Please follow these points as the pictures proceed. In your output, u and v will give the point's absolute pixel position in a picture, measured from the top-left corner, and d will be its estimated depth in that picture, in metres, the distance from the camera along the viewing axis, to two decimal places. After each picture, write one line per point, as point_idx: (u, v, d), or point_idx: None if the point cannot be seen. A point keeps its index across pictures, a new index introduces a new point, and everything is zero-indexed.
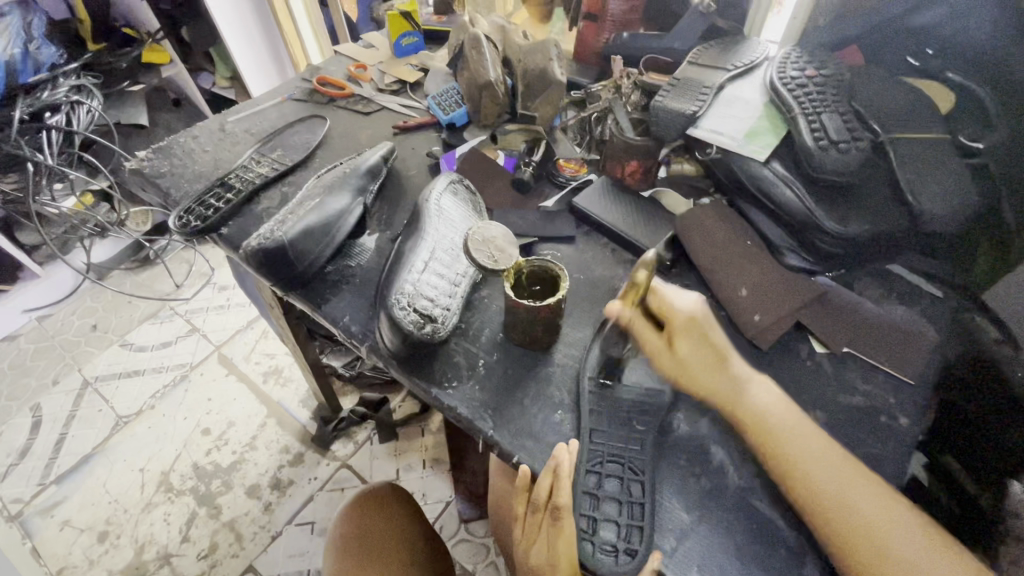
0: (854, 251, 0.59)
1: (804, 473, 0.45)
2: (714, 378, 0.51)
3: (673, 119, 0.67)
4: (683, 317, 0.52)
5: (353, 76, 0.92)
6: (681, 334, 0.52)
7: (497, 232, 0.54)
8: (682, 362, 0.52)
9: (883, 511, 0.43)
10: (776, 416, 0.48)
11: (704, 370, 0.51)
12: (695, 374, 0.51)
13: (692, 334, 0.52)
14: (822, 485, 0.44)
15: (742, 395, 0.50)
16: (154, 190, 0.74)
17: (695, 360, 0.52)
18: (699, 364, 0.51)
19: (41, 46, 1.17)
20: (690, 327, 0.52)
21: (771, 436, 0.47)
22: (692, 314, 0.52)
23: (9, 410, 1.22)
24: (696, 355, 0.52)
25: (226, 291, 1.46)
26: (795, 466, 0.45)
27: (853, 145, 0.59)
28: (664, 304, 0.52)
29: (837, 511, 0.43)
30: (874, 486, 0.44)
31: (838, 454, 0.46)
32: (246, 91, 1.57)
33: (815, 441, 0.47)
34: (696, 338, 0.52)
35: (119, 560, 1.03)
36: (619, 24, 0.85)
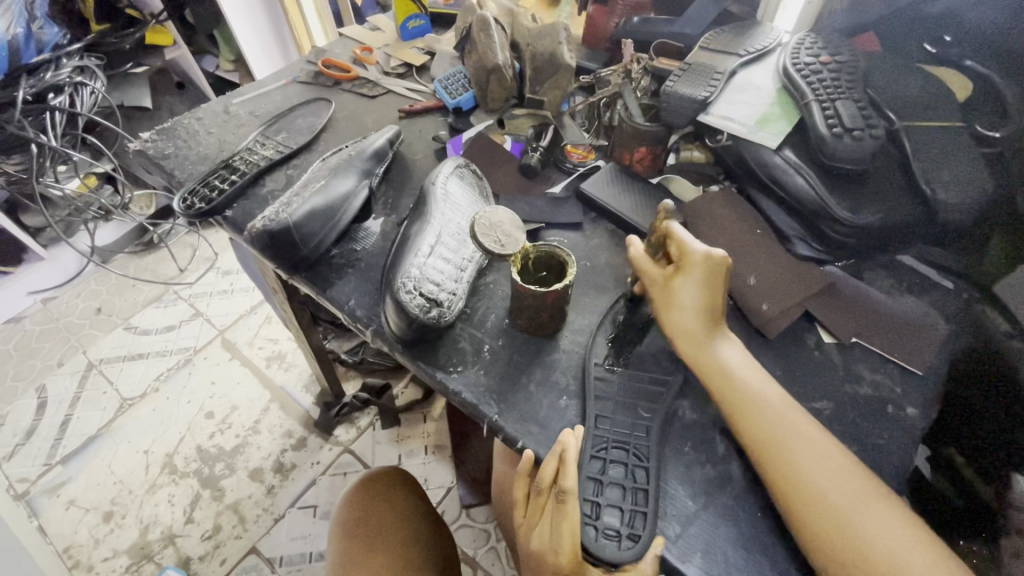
0: (864, 241, 0.59)
1: (764, 447, 0.46)
2: (700, 327, 0.51)
3: (683, 103, 0.66)
4: (699, 259, 0.50)
5: (359, 58, 0.90)
6: (689, 275, 0.51)
7: (503, 216, 0.54)
8: (676, 300, 0.52)
9: (845, 484, 0.43)
10: (742, 377, 0.49)
11: (692, 314, 0.51)
12: (681, 316, 0.51)
13: (698, 277, 0.50)
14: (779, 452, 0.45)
15: (714, 351, 0.50)
16: (158, 171, 0.74)
17: (689, 301, 0.51)
18: (687, 309, 0.51)
19: (45, 26, 1.14)
20: (700, 271, 0.50)
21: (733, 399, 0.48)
22: (707, 261, 0.50)
23: (15, 391, 1.23)
24: (691, 299, 0.51)
25: (229, 275, 1.46)
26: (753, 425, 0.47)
27: (867, 133, 0.57)
28: (685, 245, 0.51)
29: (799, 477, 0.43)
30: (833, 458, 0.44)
31: (803, 425, 0.46)
32: (250, 75, 1.56)
33: (778, 411, 0.47)
34: (702, 284, 0.50)
35: (124, 540, 1.04)
36: (630, 8, 0.84)
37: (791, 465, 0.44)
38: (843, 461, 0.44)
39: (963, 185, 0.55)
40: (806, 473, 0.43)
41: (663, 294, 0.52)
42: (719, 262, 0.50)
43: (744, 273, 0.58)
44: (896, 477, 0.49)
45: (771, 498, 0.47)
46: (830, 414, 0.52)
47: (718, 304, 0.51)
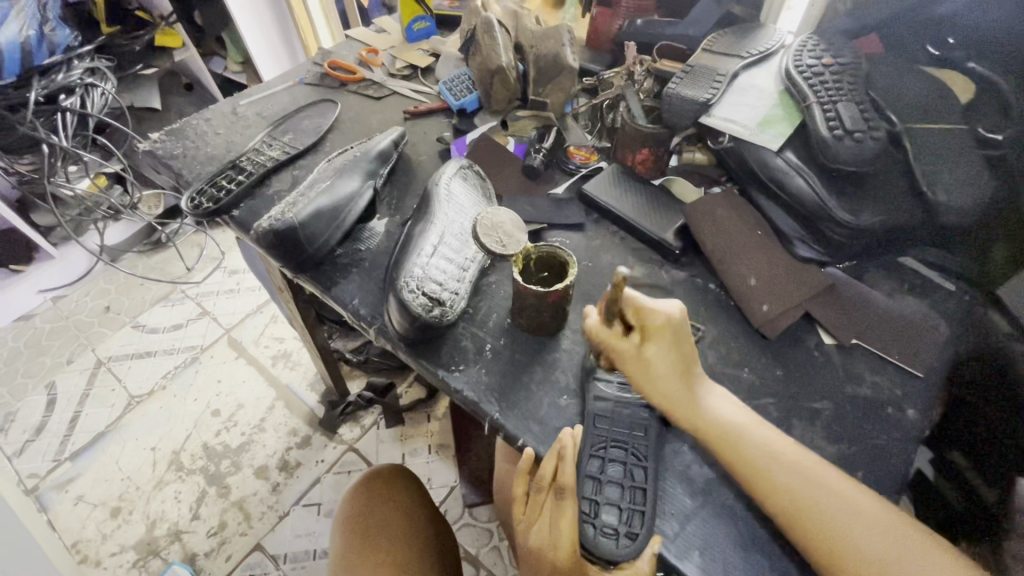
0: (865, 243, 0.59)
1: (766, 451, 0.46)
2: (680, 387, 0.48)
3: (685, 106, 0.66)
4: (663, 320, 0.47)
5: (365, 60, 0.91)
6: (655, 339, 0.47)
7: (504, 217, 0.55)
8: (652, 368, 0.48)
9: (870, 525, 0.42)
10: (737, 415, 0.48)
11: (668, 377, 0.48)
12: (661, 384, 0.48)
13: (667, 341, 0.47)
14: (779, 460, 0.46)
15: (703, 403, 0.48)
16: (167, 171, 0.75)
17: (664, 365, 0.48)
18: (662, 377, 0.48)
19: (56, 28, 1.14)
20: (666, 331, 0.47)
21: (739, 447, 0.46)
22: (670, 321, 0.47)
23: (25, 388, 1.24)
24: (662, 358, 0.48)
25: (236, 274, 1.47)
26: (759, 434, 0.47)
27: (868, 135, 0.57)
28: (640, 309, 0.47)
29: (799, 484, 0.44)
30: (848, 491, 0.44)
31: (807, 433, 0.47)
32: (257, 76, 1.57)
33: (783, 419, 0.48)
34: (673, 343, 0.47)
35: (132, 536, 1.06)
36: (633, 10, 0.84)
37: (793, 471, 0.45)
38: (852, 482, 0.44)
39: (963, 188, 0.56)
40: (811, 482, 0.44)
41: (634, 363, 0.48)
42: (681, 320, 0.47)
43: (744, 274, 0.59)
44: (896, 478, 0.49)
45: None
46: (830, 415, 0.53)
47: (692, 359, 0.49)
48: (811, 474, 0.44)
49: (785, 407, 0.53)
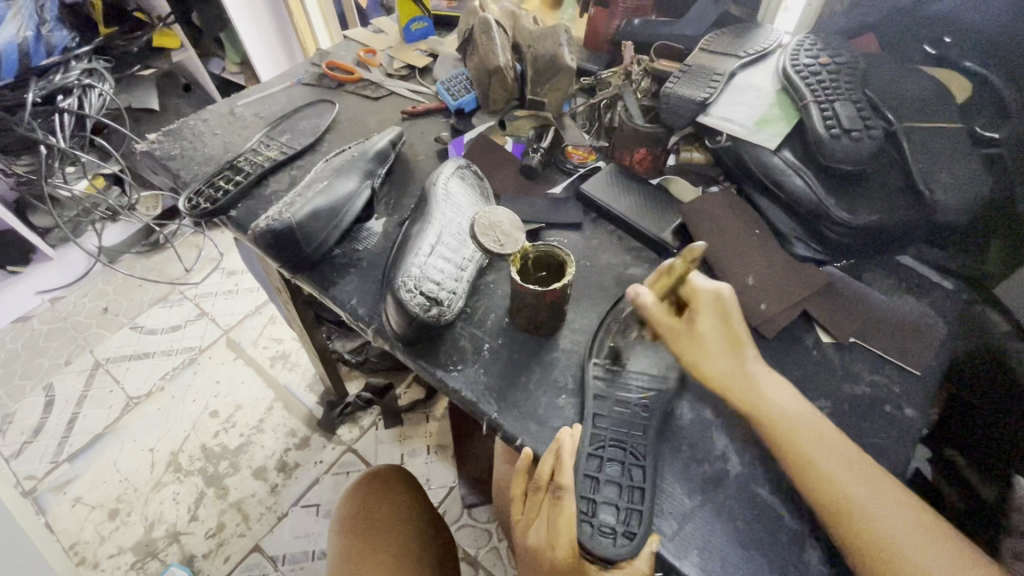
0: (863, 241, 0.59)
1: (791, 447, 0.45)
2: (733, 366, 0.48)
3: (683, 105, 0.66)
4: (709, 297, 0.49)
5: (363, 60, 0.91)
6: (703, 313, 0.49)
7: (501, 215, 0.55)
8: (703, 345, 0.49)
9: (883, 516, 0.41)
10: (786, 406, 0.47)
11: (720, 353, 0.49)
12: (711, 361, 0.49)
13: (715, 314, 0.49)
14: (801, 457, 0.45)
15: (757, 387, 0.48)
16: (164, 172, 0.75)
17: (714, 340, 0.49)
18: (713, 351, 0.49)
19: (54, 29, 1.15)
20: (715, 305, 0.49)
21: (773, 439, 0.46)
22: (718, 295, 0.49)
23: (23, 389, 1.24)
24: (714, 335, 0.49)
25: (234, 275, 1.47)
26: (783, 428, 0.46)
27: (865, 134, 0.57)
28: (692, 284, 0.50)
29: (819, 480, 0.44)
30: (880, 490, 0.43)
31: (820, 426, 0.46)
32: (256, 77, 1.57)
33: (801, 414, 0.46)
34: (720, 318, 0.49)
35: (130, 537, 1.05)
36: (630, 10, 0.84)
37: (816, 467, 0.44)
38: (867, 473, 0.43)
39: (960, 186, 0.55)
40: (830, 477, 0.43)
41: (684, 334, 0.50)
42: (724, 292, 0.48)
43: (742, 273, 0.58)
44: (893, 476, 0.49)
45: (767, 498, 0.47)
46: (828, 413, 0.52)
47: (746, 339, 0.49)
48: (837, 464, 0.44)
49: None
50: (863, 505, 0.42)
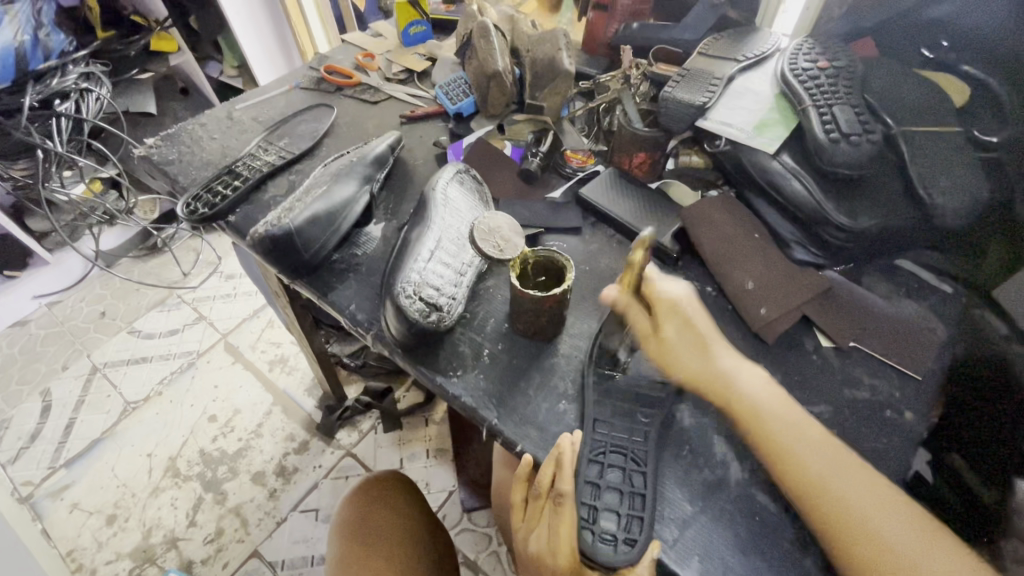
0: (862, 245, 0.59)
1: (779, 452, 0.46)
2: (703, 363, 0.50)
3: (682, 110, 0.67)
4: (667, 302, 0.52)
5: (361, 64, 0.91)
6: (665, 317, 0.52)
7: (501, 221, 0.55)
8: (669, 348, 0.51)
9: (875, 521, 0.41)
10: (767, 407, 0.48)
11: (690, 353, 0.51)
12: (682, 360, 0.51)
13: (676, 319, 0.52)
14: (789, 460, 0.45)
15: (730, 382, 0.49)
16: (162, 177, 0.75)
17: (680, 342, 0.51)
18: (685, 348, 0.51)
19: (51, 33, 1.16)
20: (674, 312, 0.52)
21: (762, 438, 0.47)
22: (676, 302, 0.52)
23: (20, 394, 1.24)
24: (682, 339, 0.51)
25: (232, 279, 1.47)
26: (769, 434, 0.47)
27: (864, 138, 0.57)
28: (653, 289, 0.52)
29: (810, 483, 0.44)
30: (833, 458, 0.45)
31: (804, 428, 0.47)
32: (254, 81, 1.57)
33: (781, 415, 0.47)
34: (682, 323, 0.52)
35: (128, 543, 1.05)
36: (629, 14, 0.84)
37: (805, 471, 0.44)
38: (862, 476, 0.44)
39: (959, 190, 0.55)
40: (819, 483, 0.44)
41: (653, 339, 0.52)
42: (683, 299, 0.52)
43: (742, 277, 0.58)
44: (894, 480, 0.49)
45: (768, 503, 0.47)
46: (828, 418, 0.52)
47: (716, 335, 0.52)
48: (826, 467, 0.44)
49: None
50: (817, 478, 0.44)
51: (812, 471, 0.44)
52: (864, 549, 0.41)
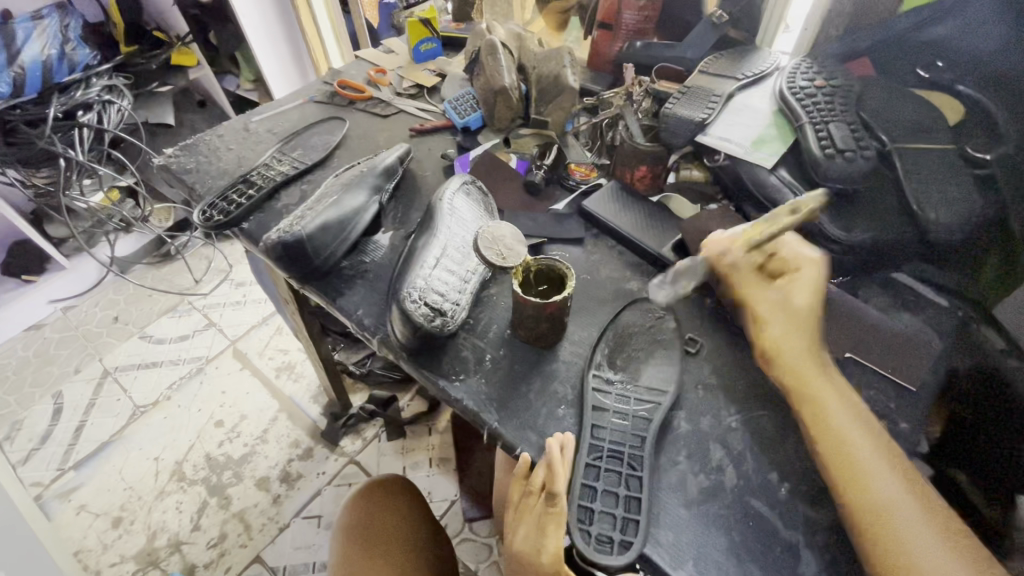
0: (858, 259, 0.60)
1: (829, 427, 0.46)
2: (803, 358, 0.48)
3: (682, 125, 0.69)
4: (806, 269, 0.50)
5: (373, 79, 0.94)
6: (797, 284, 0.50)
7: (504, 230, 0.56)
8: (774, 316, 0.50)
9: (902, 511, 0.42)
10: (833, 386, 0.48)
11: (803, 334, 0.49)
12: (791, 338, 0.49)
13: (808, 289, 0.50)
14: (832, 433, 0.46)
15: (825, 372, 0.48)
16: (180, 185, 0.77)
17: (804, 323, 0.49)
18: (790, 325, 0.49)
19: (77, 47, 1.19)
20: (810, 282, 0.50)
21: (817, 410, 0.47)
22: (813, 269, 0.50)
23: (33, 397, 1.26)
24: (798, 319, 0.49)
25: (243, 287, 1.50)
26: (817, 407, 0.47)
27: (858, 155, 0.58)
28: (790, 254, 0.51)
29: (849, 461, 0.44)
30: (867, 427, 0.46)
31: (856, 413, 0.46)
32: (269, 94, 1.62)
33: (842, 397, 0.47)
34: (809, 304, 0.50)
35: (132, 546, 1.06)
36: (633, 33, 0.87)
37: (846, 446, 0.45)
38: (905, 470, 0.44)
39: (952, 206, 0.55)
40: (860, 462, 0.44)
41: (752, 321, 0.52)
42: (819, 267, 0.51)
43: None
44: None
45: (764, 509, 0.48)
46: None
47: (818, 313, 0.50)
48: (869, 449, 0.44)
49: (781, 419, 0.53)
50: (859, 456, 0.44)
51: (849, 445, 0.45)
52: (868, 505, 0.42)
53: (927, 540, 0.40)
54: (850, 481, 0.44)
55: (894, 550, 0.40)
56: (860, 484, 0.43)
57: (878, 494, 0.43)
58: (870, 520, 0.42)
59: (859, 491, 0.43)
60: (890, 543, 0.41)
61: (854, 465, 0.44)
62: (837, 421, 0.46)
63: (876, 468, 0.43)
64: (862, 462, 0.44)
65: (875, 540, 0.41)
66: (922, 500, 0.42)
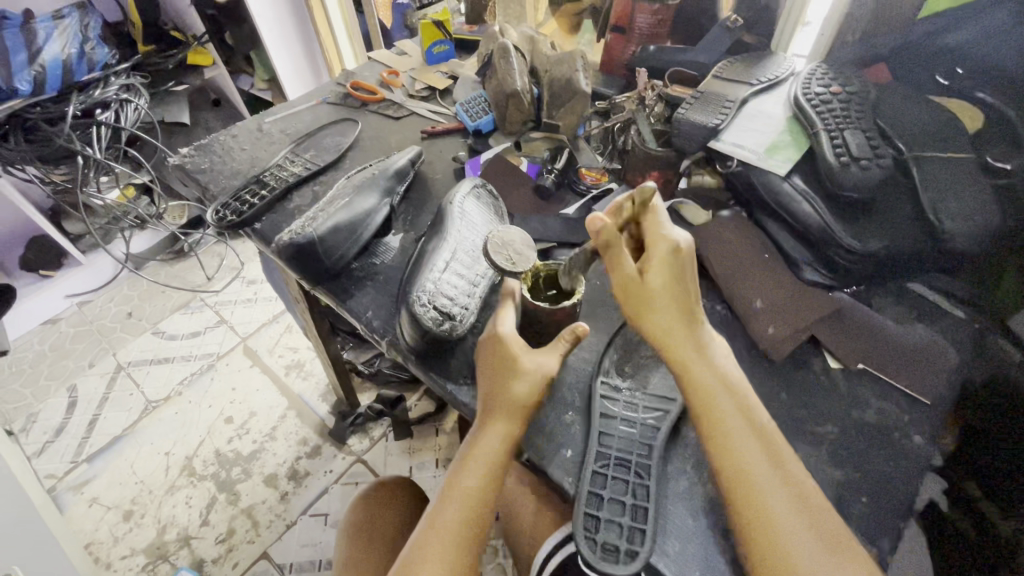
0: (873, 269, 0.59)
1: (720, 429, 0.46)
2: (686, 334, 0.48)
3: (696, 130, 0.68)
4: (668, 247, 0.47)
5: (386, 81, 0.95)
6: (658, 265, 0.48)
7: (516, 234, 0.57)
8: (650, 302, 0.48)
9: (780, 512, 0.42)
10: (722, 381, 0.48)
11: (671, 317, 0.48)
12: (664, 322, 0.48)
13: (669, 269, 0.47)
14: (721, 435, 0.46)
15: (703, 356, 0.48)
16: (194, 185, 0.78)
17: (669, 303, 0.48)
18: (661, 309, 0.48)
19: (97, 46, 1.22)
20: (672, 259, 0.47)
21: (709, 410, 0.47)
22: (673, 248, 0.47)
23: (49, 389, 1.28)
24: (666, 298, 0.48)
25: (254, 285, 1.51)
26: (709, 407, 0.47)
27: (874, 163, 0.58)
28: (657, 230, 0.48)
29: (738, 465, 0.44)
30: (738, 396, 0.47)
31: (745, 411, 0.47)
32: (283, 94, 1.64)
33: (733, 396, 0.47)
34: (674, 282, 0.48)
35: (143, 539, 1.07)
36: (647, 37, 0.87)
37: (732, 449, 0.45)
38: (789, 467, 0.45)
39: (970, 216, 0.54)
40: (745, 465, 0.44)
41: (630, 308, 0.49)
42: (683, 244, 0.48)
43: (751, 297, 0.59)
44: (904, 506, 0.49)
45: None
46: (834, 438, 0.52)
47: (688, 291, 0.48)
48: (754, 449, 0.45)
49: (790, 429, 0.53)
50: (744, 458, 0.45)
51: (737, 449, 0.45)
52: (726, 465, 0.45)
53: (792, 523, 0.42)
54: (716, 443, 0.46)
55: (750, 507, 0.43)
56: (731, 463, 0.45)
57: (740, 457, 0.45)
58: (751, 522, 0.43)
59: (727, 467, 0.45)
60: (743, 502, 0.43)
61: (724, 430, 0.46)
62: (709, 388, 0.47)
63: (739, 433, 0.46)
64: (728, 426, 0.46)
65: (731, 497, 0.44)
66: (782, 469, 0.44)
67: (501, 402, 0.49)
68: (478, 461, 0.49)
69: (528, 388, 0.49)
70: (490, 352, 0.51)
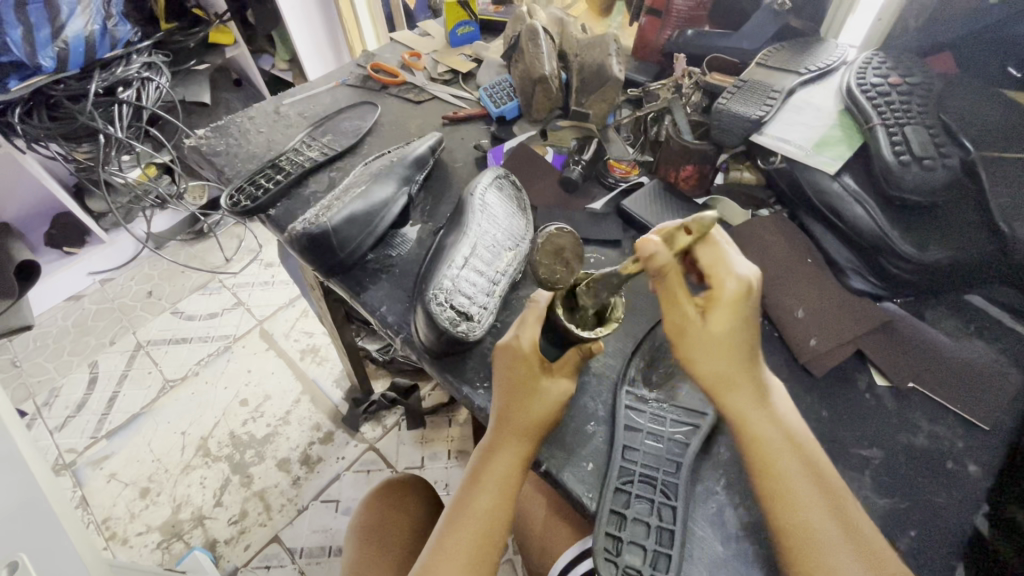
0: (927, 278, 0.54)
1: (767, 457, 0.43)
2: (742, 369, 0.44)
3: (737, 123, 0.63)
4: (735, 287, 0.42)
5: (407, 63, 0.91)
6: (719, 306, 0.43)
7: (567, 239, 0.49)
8: (709, 342, 0.43)
9: (833, 546, 0.40)
10: (772, 410, 0.45)
11: (730, 356, 0.43)
12: (723, 365, 0.44)
13: (732, 310, 0.42)
14: (768, 464, 0.43)
15: (758, 392, 0.45)
16: (209, 167, 0.76)
17: (728, 343, 0.43)
18: (718, 352, 0.43)
19: (119, 23, 1.18)
20: (738, 299, 0.42)
21: (757, 439, 0.44)
22: (741, 288, 0.42)
23: (70, 365, 1.30)
24: (726, 338, 0.43)
25: (271, 267, 1.50)
26: (756, 436, 0.44)
27: (939, 163, 0.52)
28: (722, 267, 0.42)
29: (786, 496, 0.42)
30: (782, 423, 0.44)
31: (794, 438, 0.44)
32: (304, 75, 1.63)
33: (784, 421, 0.45)
34: (736, 322, 0.43)
35: (158, 517, 1.08)
36: (684, 20, 0.81)
37: (781, 479, 0.43)
38: (840, 494, 0.42)
39: None
40: (794, 495, 0.42)
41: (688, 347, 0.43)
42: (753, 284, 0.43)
43: (791, 305, 0.56)
44: (952, 541, 0.45)
45: None
46: (878, 464, 0.49)
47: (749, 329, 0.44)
48: (805, 479, 0.43)
49: (830, 451, 0.50)
50: (794, 489, 0.42)
51: (786, 479, 0.43)
52: (775, 507, 0.42)
53: (845, 559, 0.40)
54: (767, 482, 0.43)
55: (803, 552, 0.41)
56: (781, 495, 0.42)
57: (789, 496, 0.42)
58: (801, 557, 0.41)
59: (775, 498, 0.42)
60: (793, 535, 0.41)
61: (770, 466, 0.43)
62: (761, 427, 0.44)
63: (790, 471, 0.43)
64: (777, 464, 0.43)
65: (782, 541, 0.42)
66: (836, 506, 0.42)
67: (516, 422, 0.47)
68: (492, 479, 0.47)
69: (546, 407, 0.47)
70: (505, 365, 0.49)
